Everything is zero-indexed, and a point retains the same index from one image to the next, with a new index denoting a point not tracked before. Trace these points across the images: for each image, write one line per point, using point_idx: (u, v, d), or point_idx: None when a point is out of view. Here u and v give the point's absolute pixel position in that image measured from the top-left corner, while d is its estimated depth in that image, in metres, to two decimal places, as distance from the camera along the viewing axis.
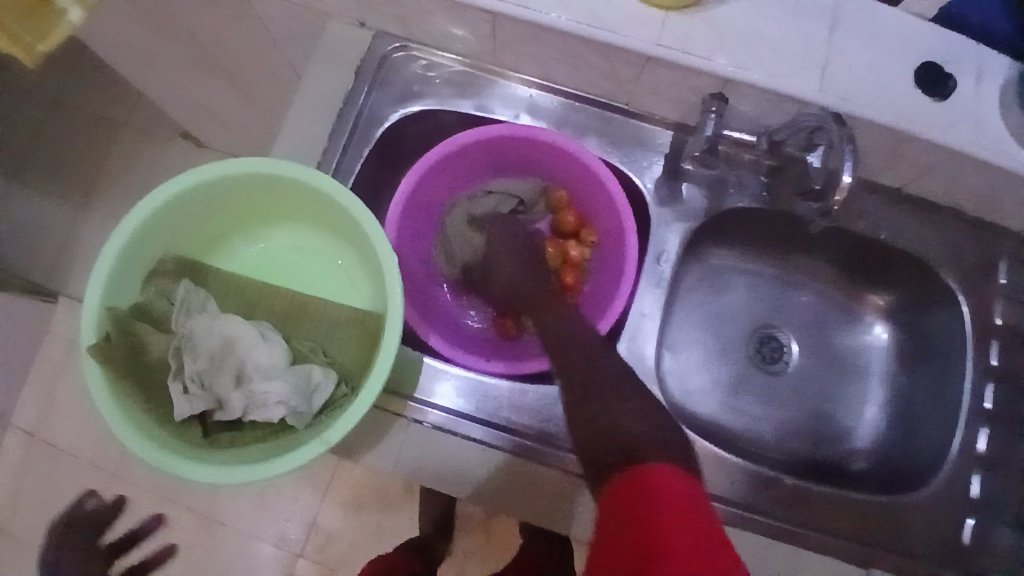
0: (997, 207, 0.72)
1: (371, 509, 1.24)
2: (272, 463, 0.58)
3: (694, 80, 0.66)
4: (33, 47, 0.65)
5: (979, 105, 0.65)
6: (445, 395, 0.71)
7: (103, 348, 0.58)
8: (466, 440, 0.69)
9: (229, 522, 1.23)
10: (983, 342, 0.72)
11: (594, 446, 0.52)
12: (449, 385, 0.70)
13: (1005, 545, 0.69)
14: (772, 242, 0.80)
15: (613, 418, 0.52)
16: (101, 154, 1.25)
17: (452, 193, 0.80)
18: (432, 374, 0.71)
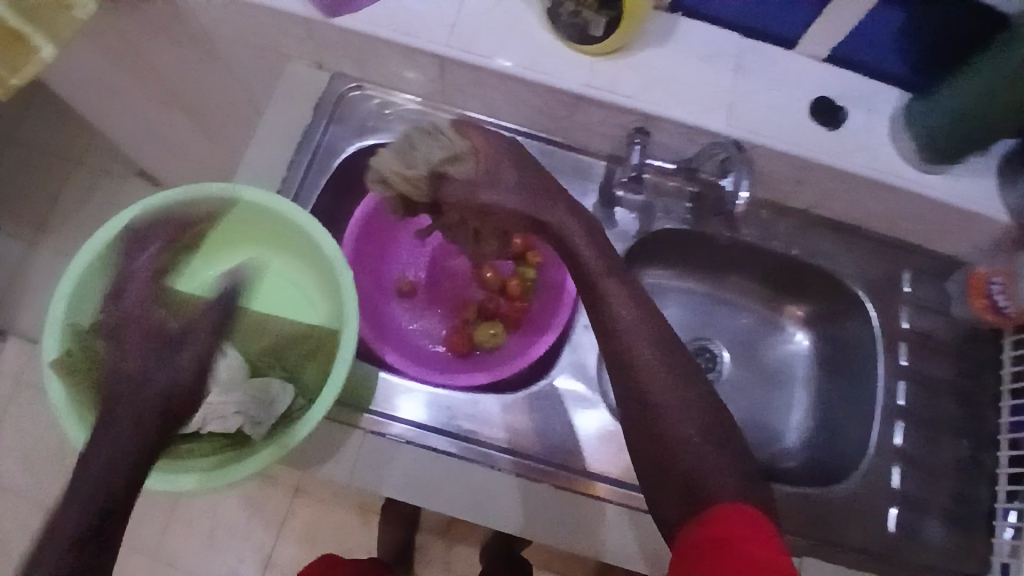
0: (895, 224, 0.81)
1: (327, 545, 1.24)
2: (230, 469, 0.61)
3: (620, 116, 0.75)
4: (9, 78, 0.72)
5: (867, 135, 0.75)
6: (407, 409, 0.74)
7: (63, 362, 0.61)
8: (428, 451, 0.72)
9: (180, 562, 1.21)
10: (892, 345, 0.80)
11: (669, 489, 0.57)
12: (410, 398, 0.74)
13: (928, 534, 0.75)
14: (703, 260, 0.88)
15: (683, 449, 0.58)
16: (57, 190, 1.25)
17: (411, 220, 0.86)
18: (392, 389, 0.74)
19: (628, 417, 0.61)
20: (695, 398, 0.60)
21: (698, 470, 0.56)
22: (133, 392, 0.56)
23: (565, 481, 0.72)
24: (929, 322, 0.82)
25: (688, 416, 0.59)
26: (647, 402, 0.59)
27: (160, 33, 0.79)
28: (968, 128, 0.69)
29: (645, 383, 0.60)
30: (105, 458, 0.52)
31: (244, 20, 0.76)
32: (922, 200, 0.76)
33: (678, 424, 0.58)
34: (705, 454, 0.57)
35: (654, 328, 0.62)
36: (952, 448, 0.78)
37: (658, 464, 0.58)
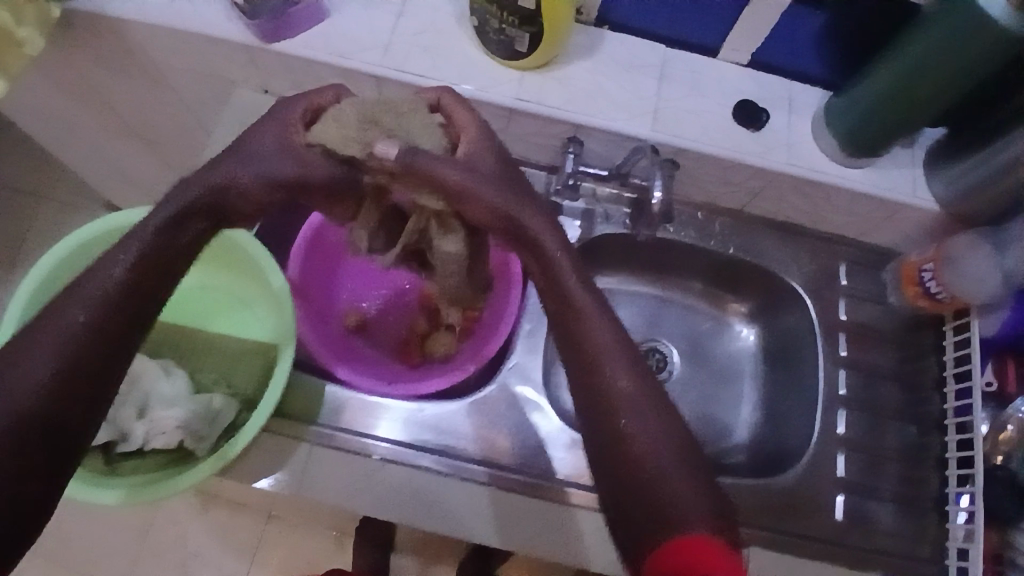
0: (826, 219, 0.84)
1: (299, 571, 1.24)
2: (160, 485, 0.61)
3: (552, 127, 0.78)
4: None
5: (789, 134, 0.78)
6: (385, 426, 0.75)
7: None
8: (409, 467, 0.73)
9: None
10: (831, 336, 0.82)
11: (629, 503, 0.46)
12: (389, 415, 0.75)
13: (876, 521, 0.75)
14: (645, 263, 0.90)
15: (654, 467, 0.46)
16: (23, 226, 1.27)
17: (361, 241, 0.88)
18: (371, 408, 0.75)
19: (591, 437, 0.49)
20: (674, 419, 0.48)
21: (671, 498, 0.45)
22: (55, 316, 0.48)
23: (514, 482, 0.73)
24: (867, 312, 0.84)
25: (662, 436, 0.47)
26: (613, 420, 0.48)
27: (110, 66, 0.83)
28: (880, 120, 0.72)
29: (616, 399, 0.48)
30: (15, 394, 0.45)
31: (187, 50, 0.79)
32: (847, 193, 0.79)
33: (651, 444, 0.47)
34: (681, 477, 0.46)
35: (623, 345, 0.50)
36: (895, 434, 0.80)
37: (622, 493, 0.46)
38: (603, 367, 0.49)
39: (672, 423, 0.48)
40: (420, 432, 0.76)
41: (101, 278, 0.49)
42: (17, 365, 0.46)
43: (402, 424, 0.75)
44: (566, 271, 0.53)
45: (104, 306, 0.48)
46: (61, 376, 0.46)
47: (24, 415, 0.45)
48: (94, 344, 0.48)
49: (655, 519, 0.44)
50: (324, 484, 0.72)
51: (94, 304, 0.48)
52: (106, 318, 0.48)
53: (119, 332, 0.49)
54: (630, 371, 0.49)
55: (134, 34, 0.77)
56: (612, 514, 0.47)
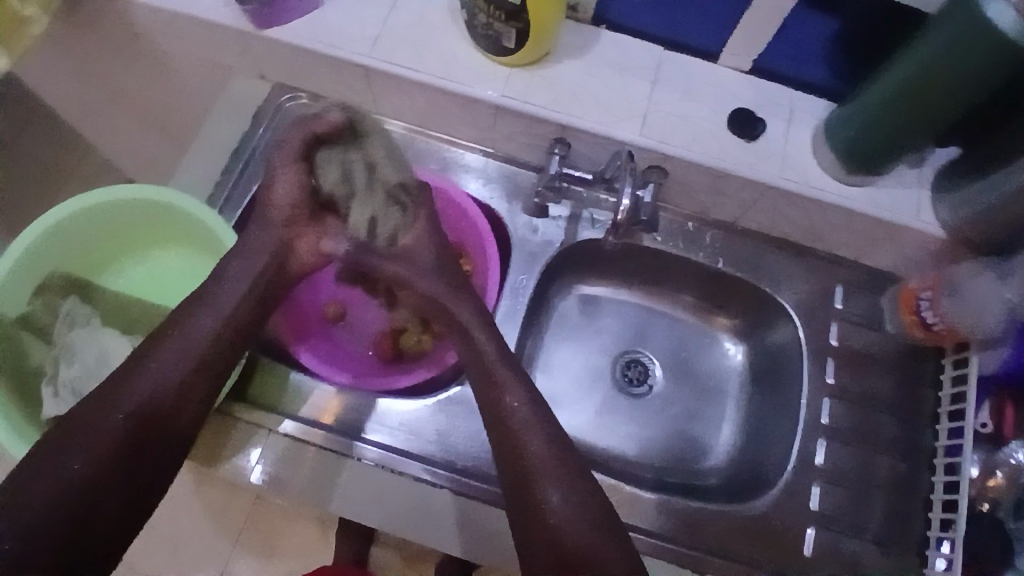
0: (825, 238, 0.80)
1: (284, 555, 1.25)
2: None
3: (536, 127, 0.76)
4: None
5: (786, 145, 0.74)
6: (379, 430, 0.75)
7: None
8: (399, 474, 0.73)
9: (139, 567, 1.23)
10: (819, 361, 0.78)
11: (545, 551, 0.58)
12: (383, 419, 0.76)
13: (850, 560, 0.71)
14: (632, 271, 0.88)
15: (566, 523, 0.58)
16: None
17: None
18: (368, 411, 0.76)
19: (518, 504, 0.61)
20: (582, 485, 0.60)
21: (575, 554, 0.56)
22: (138, 376, 0.62)
23: (469, 487, 0.74)
24: (862, 338, 0.79)
25: (570, 502, 0.59)
26: (534, 489, 0.60)
27: (117, 50, 0.85)
28: (878, 132, 0.68)
29: (535, 471, 0.60)
30: (101, 433, 0.59)
31: (184, 36, 0.80)
32: (844, 212, 0.75)
33: (562, 507, 0.59)
34: (585, 534, 0.57)
35: (540, 417, 0.63)
36: (881, 468, 0.75)
37: (544, 548, 0.58)
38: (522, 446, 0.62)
39: (580, 490, 0.60)
40: (412, 439, 0.76)
41: (183, 347, 0.64)
42: (103, 413, 0.60)
43: (395, 429, 0.75)
44: (488, 350, 0.67)
45: (178, 373, 0.63)
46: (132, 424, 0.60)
47: (105, 451, 0.59)
48: (161, 400, 0.62)
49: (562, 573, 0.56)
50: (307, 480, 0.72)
51: (161, 371, 0.62)
52: (173, 384, 0.62)
53: (178, 393, 0.62)
54: (543, 445, 0.62)
55: (134, 19, 0.78)
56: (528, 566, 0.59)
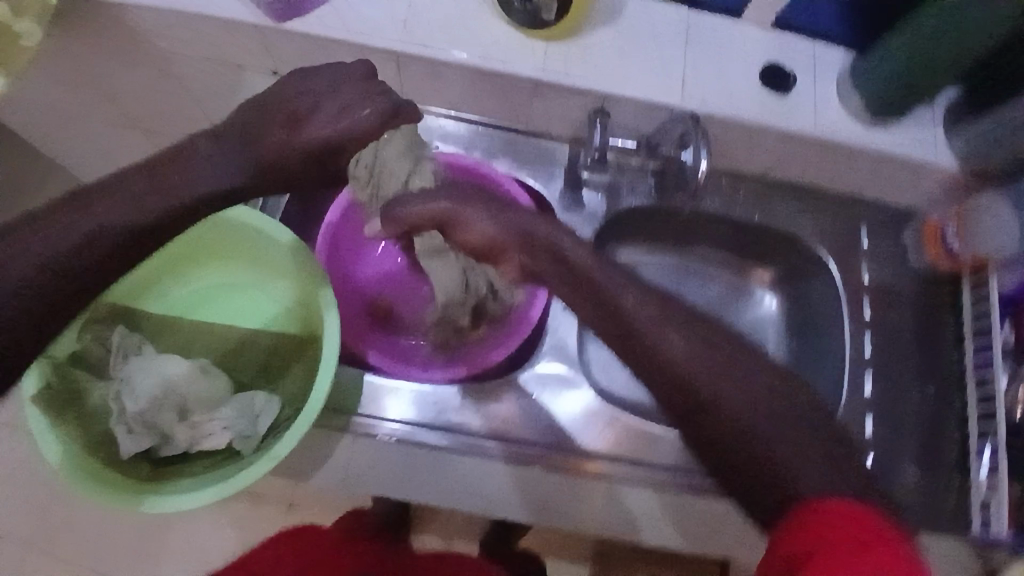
0: (850, 182, 0.85)
1: None
2: (199, 491, 0.60)
3: (578, 100, 0.76)
4: None
5: (815, 97, 0.78)
6: (395, 408, 0.75)
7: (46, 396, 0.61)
8: (424, 447, 0.74)
9: None
10: (856, 299, 0.84)
11: (738, 467, 0.50)
12: (396, 396, 0.75)
13: (905, 477, 0.79)
14: (667, 234, 0.91)
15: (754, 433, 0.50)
16: None
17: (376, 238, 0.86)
18: (376, 391, 0.75)
19: (681, 414, 0.54)
20: (761, 389, 0.52)
21: (785, 464, 0.48)
22: (98, 202, 0.55)
23: (554, 460, 0.74)
24: (889, 273, 0.86)
25: (766, 416, 0.51)
26: (719, 406, 0.52)
27: (113, 54, 0.78)
28: (907, 76, 0.71)
29: (715, 385, 0.52)
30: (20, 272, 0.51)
31: (192, 35, 0.75)
32: (872, 157, 0.79)
33: (757, 416, 0.51)
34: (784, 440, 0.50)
35: (663, 311, 0.56)
36: (918, 391, 0.83)
37: (738, 455, 0.50)
38: (675, 358, 0.54)
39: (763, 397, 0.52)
40: (429, 411, 0.75)
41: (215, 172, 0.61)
42: (43, 228, 0.53)
43: (412, 405, 0.75)
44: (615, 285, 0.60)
45: (138, 207, 0.56)
46: (54, 258, 0.53)
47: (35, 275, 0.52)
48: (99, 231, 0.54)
49: (774, 489, 0.49)
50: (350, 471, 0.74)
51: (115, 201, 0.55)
52: (134, 219, 0.56)
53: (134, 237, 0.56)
54: (694, 351, 0.54)
55: (138, 21, 0.73)
56: (732, 487, 0.52)
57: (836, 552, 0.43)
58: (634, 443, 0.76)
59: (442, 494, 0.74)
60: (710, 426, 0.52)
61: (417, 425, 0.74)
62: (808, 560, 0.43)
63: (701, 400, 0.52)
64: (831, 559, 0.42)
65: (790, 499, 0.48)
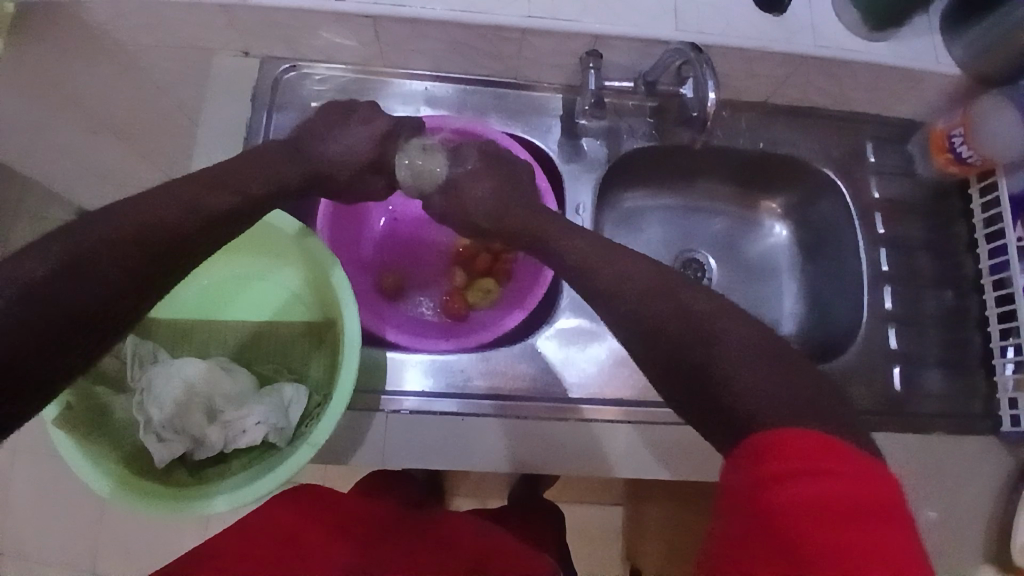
0: (852, 99, 0.83)
1: None
2: (246, 488, 0.59)
3: (568, 44, 0.73)
4: None
5: (811, 13, 0.75)
6: (415, 381, 0.74)
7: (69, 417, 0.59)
8: (450, 416, 0.72)
9: None
10: (868, 216, 0.83)
11: (697, 398, 0.46)
12: (415, 369, 0.74)
13: (932, 385, 0.80)
14: (670, 173, 0.89)
15: (708, 357, 0.46)
16: None
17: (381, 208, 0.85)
18: (392, 367, 0.74)
19: (639, 350, 0.51)
20: (736, 324, 0.47)
21: (741, 391, 0.43)
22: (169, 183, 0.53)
23: (593, 413, 0.74)
24: (898, 187, 0.85)
25: (737, 339, 0.46)
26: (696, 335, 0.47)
27: (72, 53, 0.74)
28: None
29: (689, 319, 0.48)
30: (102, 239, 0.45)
31: (154, 23, 0.70)
32: (874, 69, 0.77)
33: (725, 345, 0.46)
34: (751, 365, 0.44)
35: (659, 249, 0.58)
36: (938, 302, 0.83)
37: (691, 381, 0.47)
38: (632, 297, 0.53)
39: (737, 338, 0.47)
40: (451, 379, 0.75)
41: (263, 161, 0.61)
42: (104, 219, 0.47)
43: (429, 376, 0.74)
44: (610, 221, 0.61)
45: (203, 192, 0.53)
46: (108, 268, 0.45)
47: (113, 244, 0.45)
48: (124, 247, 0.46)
49: (731, 421, 0.43)
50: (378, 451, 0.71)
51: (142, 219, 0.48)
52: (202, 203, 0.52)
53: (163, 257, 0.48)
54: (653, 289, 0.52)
55: (94, 15, 0.68)
56: (699, 425, 0.47)
57: (798, 477, 0.38)
58: None
59: (469, 463, 0.71)
60: (662, 354, 0.49)
61: (440, 396, 0.74)
62: (781, 481, 0.38)
63: (655, 327, 0.50)
64: (793, 485, 0.37)
65: (744, 431, 0.42)
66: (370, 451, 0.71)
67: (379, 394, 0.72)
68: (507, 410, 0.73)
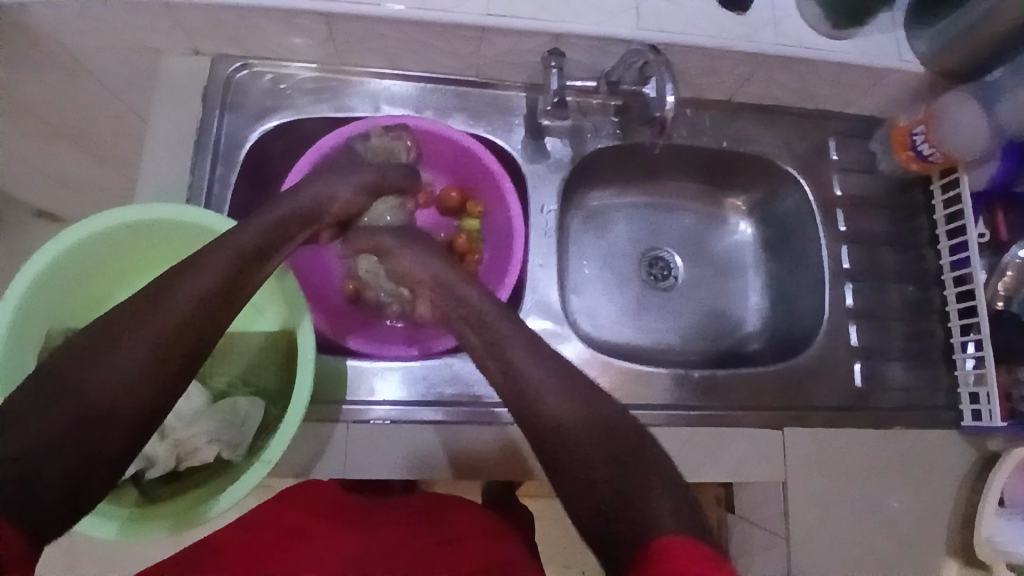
0: (816, 95, 0.83)
1: None
2: (215, 499, 0.58)
3: (527, 42, 0.72)
4: None
5: (771, 10, 0.75)
6: (387, 389, 0.74)
7: None
8: (418, 424, 0.72)
9: None
10: (830, 213, 0.83)
11: (525, 418, 0.56)
12: (388, 378, 0.74)
13: (892, 378, 0.81)
14: (635, 170, 0.88)
15: (547, 410, 0.55)
16: None
17: None
18: (366, 374, 0.73)
19: (503, 387, 0.59)
20: (566, 402, 0.55)
21: (557, 416, 0.55)
22: (173, 289, 0.50)
23: None
24: (861, 183, 0.85)
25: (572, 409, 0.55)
26: (542, 409, 0.55)
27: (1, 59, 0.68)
28: None
29: (528, 404, 0.56)
30: (77, 392, 0.44)
31: (94, 23, 0.68)
32: (837, 67, 0.77)
33: (553, 407, 0.55)
34: (580, 434, 0.53)
35: None
36: (901, 296, 0.84)
37: (528, 413, 0.56)
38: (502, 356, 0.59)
39: (592, 417, 0.54)
40: (420, 388, 0.74)
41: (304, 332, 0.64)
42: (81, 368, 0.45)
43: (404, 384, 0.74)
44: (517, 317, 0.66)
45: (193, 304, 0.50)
46: (78, 427, 0.43)
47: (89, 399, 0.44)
48: (54, 456, 0.42)
49: (541, 435, 0.55)
50: (341, 459, 0.70)
51: (56, 405, 0.43)
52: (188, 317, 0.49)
53: (114, 445, 0.45)
54: (523, 364, 0.58)
55: (32, 16, 0.65)
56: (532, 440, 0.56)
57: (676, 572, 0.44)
58: (629, 386, 0.77)
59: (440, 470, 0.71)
60: (520, 396, 0.57)
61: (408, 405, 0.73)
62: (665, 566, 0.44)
63: (523, 385, 0.57)
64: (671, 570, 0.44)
65: (545, 439, 0.54)
66: (331, 461, 0.69)
67: (347, 403, 0.72)
68: (475, 418, 0.73)
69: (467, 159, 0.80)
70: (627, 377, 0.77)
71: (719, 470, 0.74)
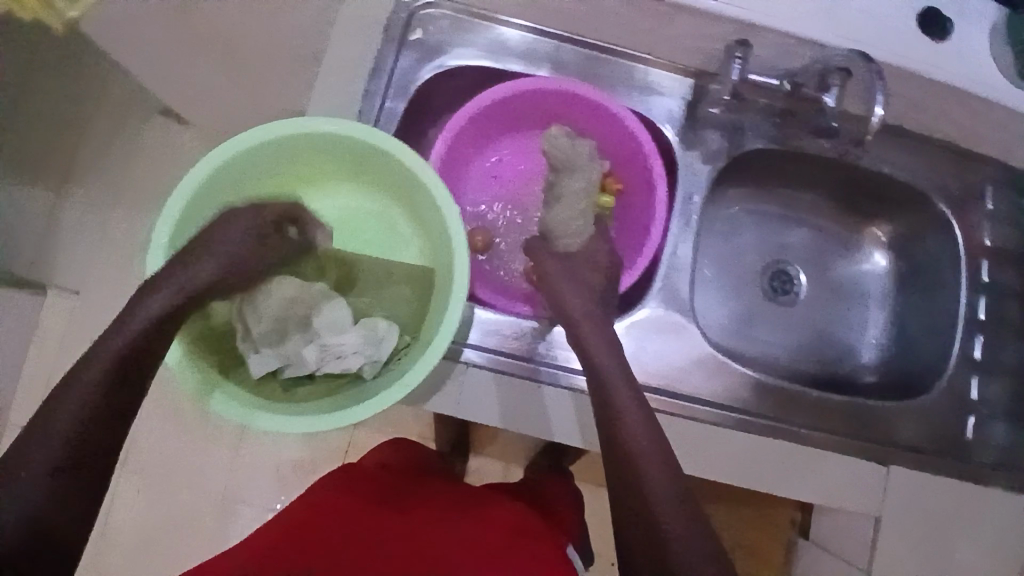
0: (984, 138, 0.80)
1: None
2: (345, 408, 0.59)
3: (708, 29, 0.72)
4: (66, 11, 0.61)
5: (965, 41, 0.73)
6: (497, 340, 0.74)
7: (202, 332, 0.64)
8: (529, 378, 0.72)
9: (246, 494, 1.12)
10: (974, 262, 0.81)
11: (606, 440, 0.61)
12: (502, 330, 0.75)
13: (999, 438, 0.79)
14: (780, 179, 0.88)
15: (630, 434, 0.60)
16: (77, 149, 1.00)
17: (486, 150, 0.85)
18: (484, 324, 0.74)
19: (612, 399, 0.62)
20: (641, 428, 0.60)
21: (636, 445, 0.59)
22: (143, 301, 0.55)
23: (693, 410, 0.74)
24: (1011, 237, 0.82)
25: (645, 437, 0.60)
26: (622, 431, 0.60)
27: None
28: None
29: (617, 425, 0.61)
30: (79, 409, 0.49)
31: None
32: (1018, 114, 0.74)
33: (630, 432, 0.60)
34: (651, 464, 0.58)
35: None
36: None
37: (613, 431, 0.61)
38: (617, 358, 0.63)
39: (661, 451, 0.59)
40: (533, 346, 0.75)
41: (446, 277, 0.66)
42: (74, 390, 0.49)
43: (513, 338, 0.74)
44: None
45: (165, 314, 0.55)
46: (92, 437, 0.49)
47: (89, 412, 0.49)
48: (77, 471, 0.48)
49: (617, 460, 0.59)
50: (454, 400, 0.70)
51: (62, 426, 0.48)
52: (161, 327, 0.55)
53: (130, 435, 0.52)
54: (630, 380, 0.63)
55: None
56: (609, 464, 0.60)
57: None
58: (742, 391, 0.77)
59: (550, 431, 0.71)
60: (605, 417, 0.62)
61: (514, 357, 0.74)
62: None
63: (611, 400, 0.63)
64: None
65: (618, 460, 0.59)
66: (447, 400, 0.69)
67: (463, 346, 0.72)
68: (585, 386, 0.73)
69: (622, 137, 0.79)
70: (740, 382, 0.77)
71: (819, 492, 0.73)
